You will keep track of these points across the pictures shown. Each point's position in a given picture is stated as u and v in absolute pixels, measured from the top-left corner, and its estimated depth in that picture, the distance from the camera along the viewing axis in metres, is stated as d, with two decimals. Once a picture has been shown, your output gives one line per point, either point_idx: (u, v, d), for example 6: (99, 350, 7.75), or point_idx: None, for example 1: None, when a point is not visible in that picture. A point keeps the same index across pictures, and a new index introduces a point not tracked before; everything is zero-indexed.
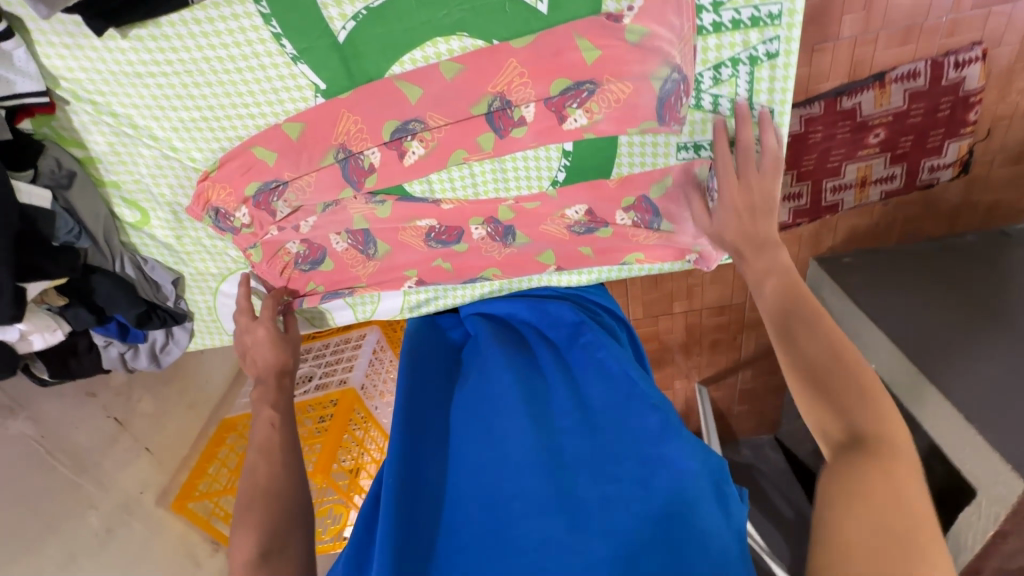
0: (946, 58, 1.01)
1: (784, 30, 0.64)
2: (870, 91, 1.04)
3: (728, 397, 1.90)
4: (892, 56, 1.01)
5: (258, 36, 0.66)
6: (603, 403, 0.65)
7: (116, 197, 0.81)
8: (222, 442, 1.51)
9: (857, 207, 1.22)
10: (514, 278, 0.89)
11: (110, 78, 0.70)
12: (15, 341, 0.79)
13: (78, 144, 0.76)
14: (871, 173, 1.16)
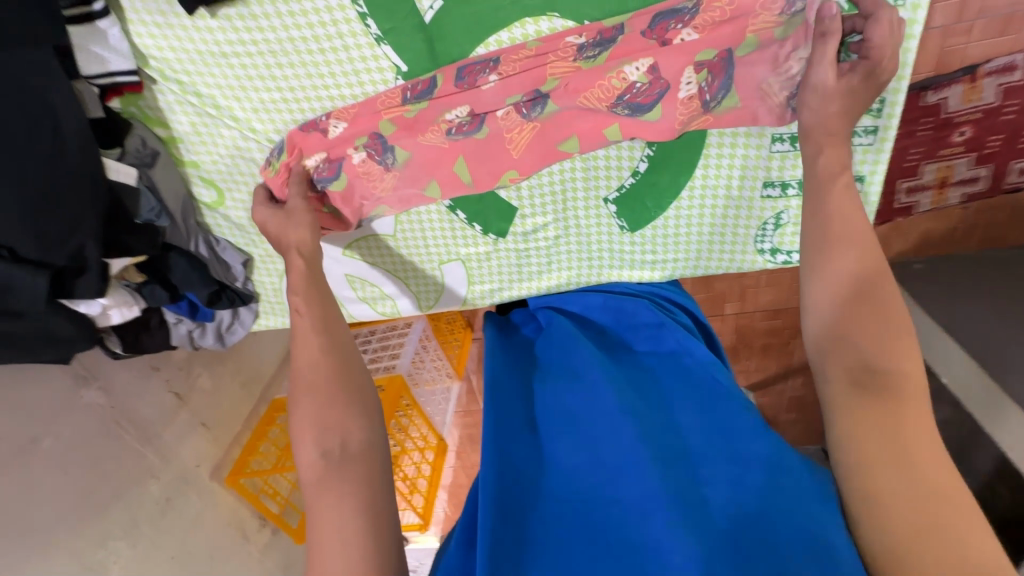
0: None
1: (907, 12, 0.58)
2: (958, 86, 0.99)
3: (778, 405, 1.82)
4: (987, 48, 0.96)
5: (345, 16, 0.65)
6: (694, 407, 0.62)
7: (195, 177, 0.82)
8: (272, 422, 1.55)
9: (932, 211, 1.16)
10: (587, 270, 0.85)
11: (197, 59, 0.70)
12: (96, 314, 0.82)
13: (162, 124, 0.77)
14: (953, 173, 1.08)
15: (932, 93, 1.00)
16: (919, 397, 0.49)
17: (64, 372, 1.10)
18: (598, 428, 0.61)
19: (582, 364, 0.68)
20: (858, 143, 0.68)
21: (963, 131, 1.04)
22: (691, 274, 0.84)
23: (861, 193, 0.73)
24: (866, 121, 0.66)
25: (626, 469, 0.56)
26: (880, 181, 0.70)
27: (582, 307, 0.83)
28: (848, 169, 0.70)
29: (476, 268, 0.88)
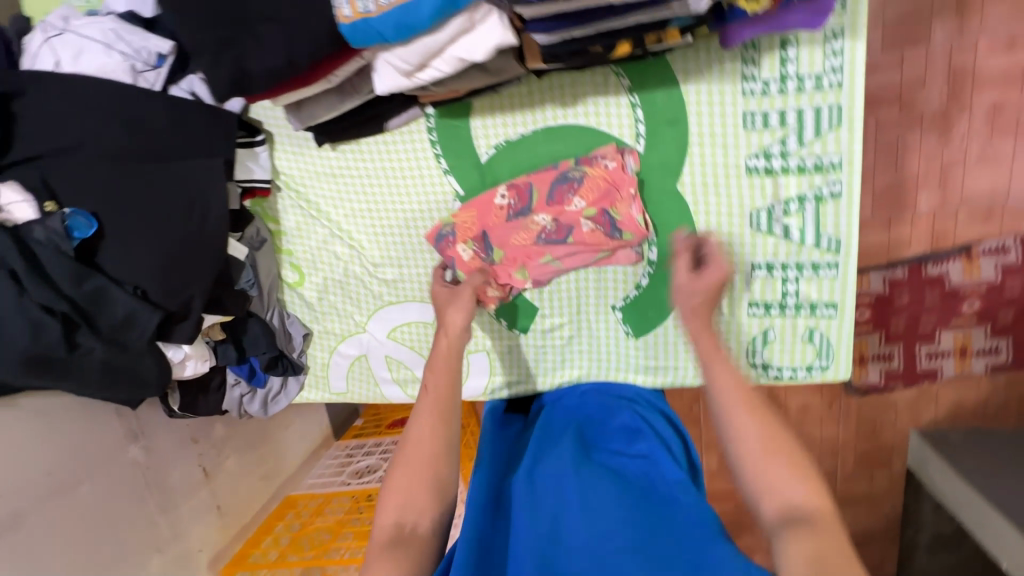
0: None
1: (845, 175, 0.77)
2: (957, 262, 1.26)
3: None
4: (981, 230, 1.25)
5: (425, 154, 0.90)
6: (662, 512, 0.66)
7: (286, 262, 1.04)
8: (280, 518, 1.59)
9: (958, 377, 1.35)
10: (597, 368, 0.95)
11: (314, 176, 0.96)
12: (176, 362, 0.98)
13: (274, 220, 1.01)
14: (972, 343, 1.31)
15: (932, 265, 1.27)
16: None
17: (122, 425, 1.22)
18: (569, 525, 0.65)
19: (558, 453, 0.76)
20: (825, 274, 0.82)
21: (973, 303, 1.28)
22: (690, 383, 0.92)
23: (837, 318, 0.83)
24: (827, 256, 0.81)
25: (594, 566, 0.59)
26: (850, 307, 0.82)
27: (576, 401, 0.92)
28: (820, 296, 0.83)
29: (499, 361, 0.99)
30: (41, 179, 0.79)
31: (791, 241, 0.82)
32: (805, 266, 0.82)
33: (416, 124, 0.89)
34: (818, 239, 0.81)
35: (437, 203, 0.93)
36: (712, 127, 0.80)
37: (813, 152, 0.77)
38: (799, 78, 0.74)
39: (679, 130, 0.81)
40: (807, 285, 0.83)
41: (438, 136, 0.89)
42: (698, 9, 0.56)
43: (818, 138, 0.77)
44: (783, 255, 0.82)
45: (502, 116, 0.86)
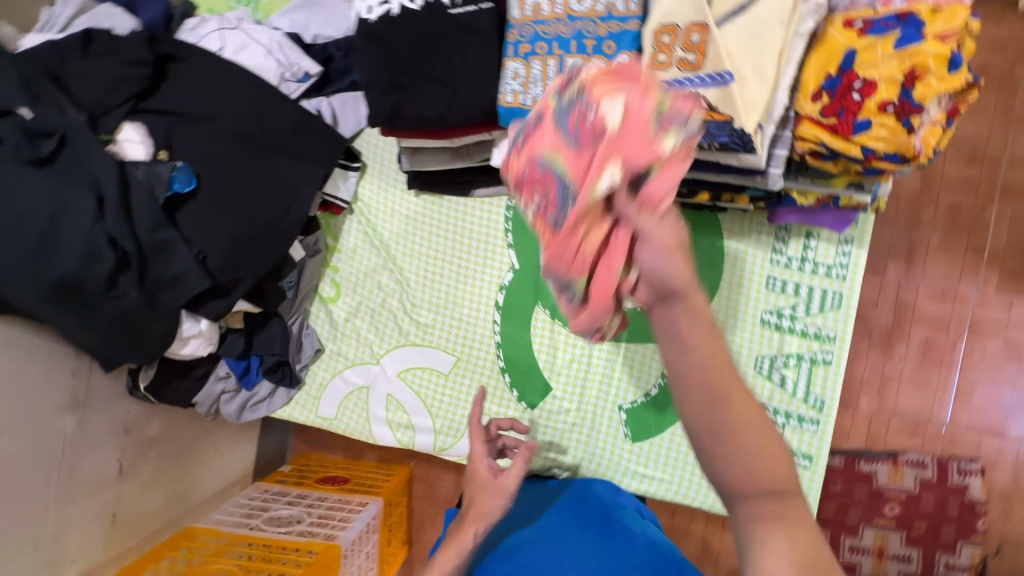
0: (950, 462, 1.28)
1: (838, 348, 0.93)
2: (884, 465, 1.31)
3: None
4: (904, 441, 1.32)
5: (496, 225, 1.02)
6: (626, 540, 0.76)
7: (327, 277, 1.08)
8: (169, 550, 1.37)
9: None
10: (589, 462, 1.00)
11: (389, 212, 1.06)
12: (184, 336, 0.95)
13: (334, 237, 1.07)
14: (889, 546, 1.29)
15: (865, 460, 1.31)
16: None
17: (68, 390, 1.13)
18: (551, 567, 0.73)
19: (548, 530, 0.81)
20: (807, 427, 0.94)
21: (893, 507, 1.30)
22: (669, 498, 0.98)
23: (810, 470, 0.94)
24: (812, 412, 0.93)
25: None
26: (824, 464, 0.93)
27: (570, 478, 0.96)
28: (800, 446, 0.94)
29: None
30: (162, 133, 0.85)
31: (785, 390, 0.94)
32: (792, 415, 0.94)
33: (498, 199, 1.01)
34: (806, 396, 0.93)
35: (492, 268, 1.03)
36: (739, 279, 0.96)
37: (816, 323, 0.93)
38: (816, 262, 0.93)
39: (714, 273, 0.97)
40: (791, 433, 0.94)
41: (513, 213, 1.01)
42: (773, 185, 0.73)
43: (821, 313, 0.93)
44: (775, 402, 0.95)
45: None
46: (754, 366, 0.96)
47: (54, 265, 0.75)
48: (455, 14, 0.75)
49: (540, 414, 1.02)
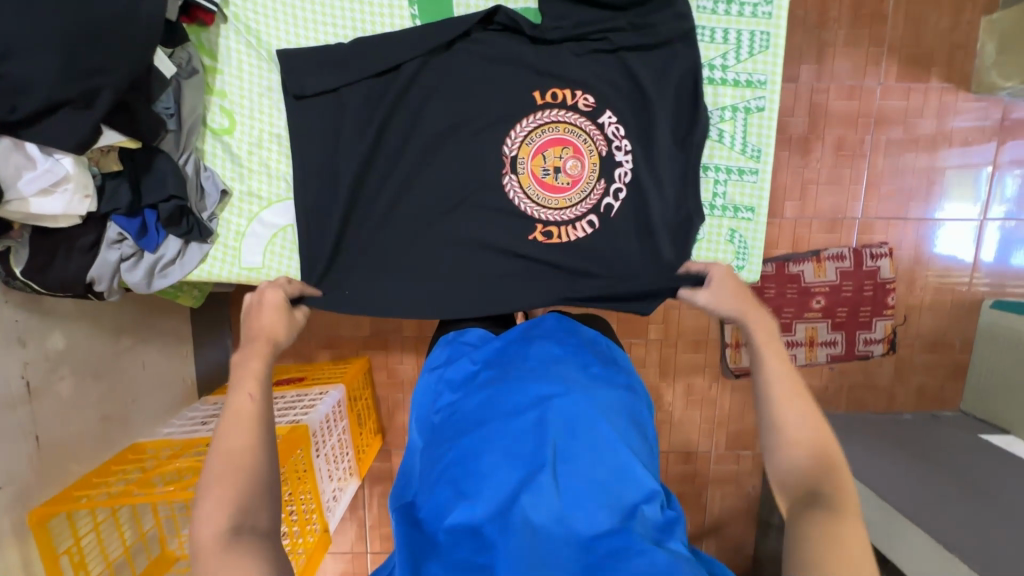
0: (865, 249, 1.86)
1: (769, 93, 0.91)
2: (810, 261, 1.86)
3: (699, 518, 2.06)
4: (822, 238, 1.87)
5: (400, 13, 0.90)
6: (556, 418, 0.81)
7: (215, 105, 0.91)
8: (104, 477, 1.22)
9: (809, 365, 1.95)
10: (545, 257, 0.98)
11: (271, 13, 0.89)
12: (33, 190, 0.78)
13: (211, 53, 0.90)
14: (819, 334, 1.91)
15: (794, 263, 1.85)
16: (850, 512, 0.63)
17: None
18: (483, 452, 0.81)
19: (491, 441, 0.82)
20: (747, 180, 0.94)
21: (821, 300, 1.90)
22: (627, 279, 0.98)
23: (753, 222, 0.96)
24: (750, 163, 0.93)
25: (491, 471, 0.78)
26: (765, 212, 0.95)
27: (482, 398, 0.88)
28: (742, 199, 0.95)
29: None
30: None
31: (723, 145, 0.93)
32: (732, 171, 0.94)
33: None
34: (744, 147, 0.93)
35: (413, 78, 0.91)
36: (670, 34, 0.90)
37: (747, 68, 0.90)
38: (741, 2, 0.88)
39: None
40: (733, 188, 0.94)
41: None
42: None
43: (751, 58, 0.90)
44: (715, 159, 0.93)
45: None
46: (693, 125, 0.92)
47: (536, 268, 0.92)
48: None
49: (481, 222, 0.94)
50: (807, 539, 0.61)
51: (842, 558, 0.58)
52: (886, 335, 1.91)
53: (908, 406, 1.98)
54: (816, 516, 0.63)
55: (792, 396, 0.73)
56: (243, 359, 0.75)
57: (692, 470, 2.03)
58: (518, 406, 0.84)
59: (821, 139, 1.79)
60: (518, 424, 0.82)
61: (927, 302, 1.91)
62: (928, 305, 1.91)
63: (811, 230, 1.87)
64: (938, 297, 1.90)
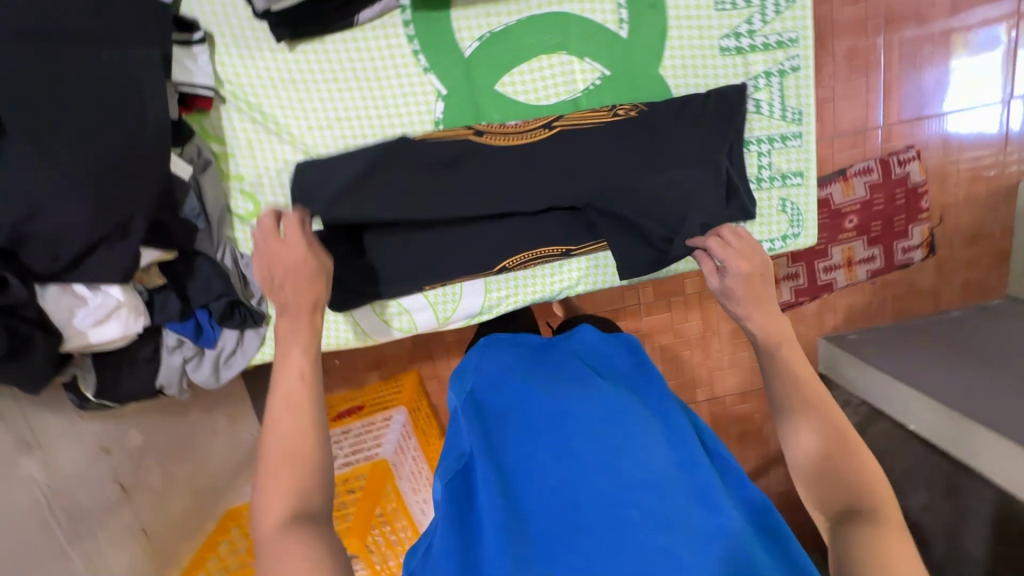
0: (892, 159, 1.80)
1: (802, 50, 0.86)
2: (838, 184, 1.81)
3: (763, 452, 2.11)
4: (847, 155, 1.81)
5: (401, 50, 0.84)
6: (648, 444, 0.56)
7: (235, 191, 0.88)
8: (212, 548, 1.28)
9: (849, 284, 1.92)
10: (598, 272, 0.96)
11: (268, 83, 0.84)
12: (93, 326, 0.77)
13: (218, 140, 0.86)
14: (856, 254, 1.88)
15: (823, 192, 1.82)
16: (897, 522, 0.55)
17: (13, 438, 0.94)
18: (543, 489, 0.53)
19: (537, 449, 0.56)
20: (792, 145, 0.90)
21: (853, 219, 1.85)
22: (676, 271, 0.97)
23: (804, 187, 0.92)
24: (793, 127, 0.89)
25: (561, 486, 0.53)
26: (815, 174, 0.91)
27: (511, 398, 0.63)
28: (790, 166, 0.91)
29: (495, 277, 0.94)
30: None
31: (762, 115, 0.88)
32: (774, 138, 0.89)
33: (389, 17, 0.83)
34: (784, 112, 0.88)
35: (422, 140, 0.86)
36: (688, 10, 0.84)
37: (775, 30, 0.85)
38: None
39: (659, 14, 0.84)
40: (778, 156, 0.90)
41: (416, 26, 0.83)
42: None
43: (778, 18, 0.85)
44: (758, 131, 0.89)
45: (485, 4, 0.83)
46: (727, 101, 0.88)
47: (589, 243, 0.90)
48: None
49: (527, 254, 0.90)
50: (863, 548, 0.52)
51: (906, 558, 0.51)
52: (924, 239, 1.88)
53: (955, 302, 1.96)
54: (858, 525, 0.55)
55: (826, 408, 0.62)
56: (292, 328, 0.67)
57: (750, 409, 2.06)
58: (566, 408, 0.60)
59: (830, 52, 1.70)
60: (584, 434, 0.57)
61: (962, 196, 1.88)
62: (962, 200, 1.88)
63: (832, 150, 1.80)
64: (973, 187, 1.87)
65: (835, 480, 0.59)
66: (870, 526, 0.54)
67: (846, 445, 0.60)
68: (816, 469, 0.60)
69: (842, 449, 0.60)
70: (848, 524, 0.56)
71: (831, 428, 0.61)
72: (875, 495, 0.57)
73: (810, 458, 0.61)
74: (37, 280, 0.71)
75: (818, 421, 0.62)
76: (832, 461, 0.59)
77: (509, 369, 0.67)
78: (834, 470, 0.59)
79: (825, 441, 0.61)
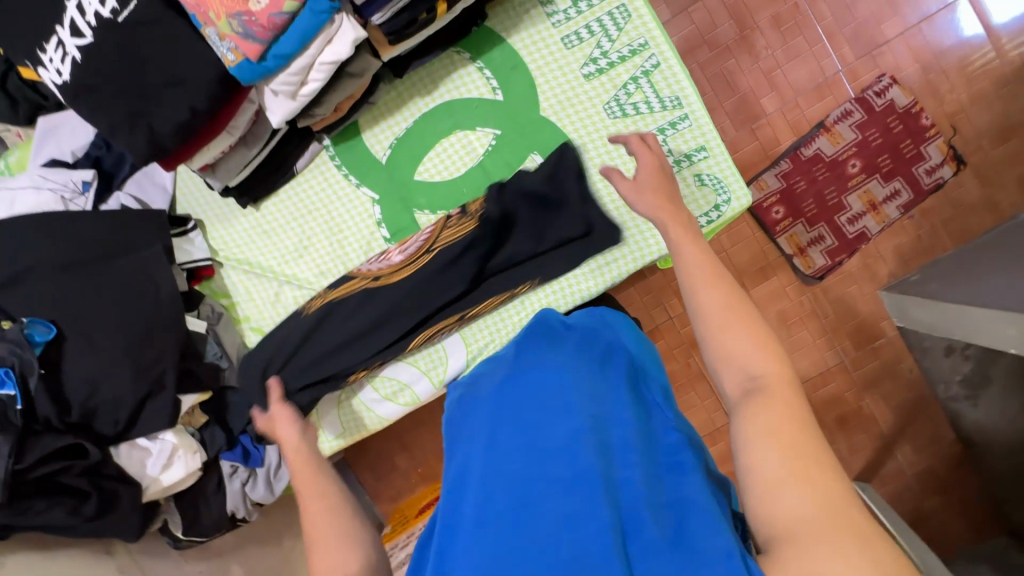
0: (866, 92, 1.57)
1: (656, 49, 0.96)
2: (821, 137, 1.60)
3: None
4: (819, 108, 1.60)
5: (334, 177, 1.03)
6: (569, 404, 0.62)
7: (247, 330, 1.08)
8: None
9: (885, 229, 1.60)
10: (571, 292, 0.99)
11: (248, 239, 1.06)
12: (161, 469, 0.95)
13: (225, 295, 1.08)
14: (875, 194, 1.59)
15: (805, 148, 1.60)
16: (790, 393, 0.58)
17: None
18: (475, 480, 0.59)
19: (480, 440, 0.64)
20: (683, 126, 0.96)
21: (854, 162, 1.60)
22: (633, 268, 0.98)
23: (712, 156, 0.96)
24: (677, 112, 0.96)
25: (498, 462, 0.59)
26: (717, 142, 0.95)
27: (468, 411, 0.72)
28: (690, 144, 0.96)
29: (470, 329, 1.02)
30: None
31: (643, 112, 0.96)
32: (665, 127, 0.96)
33: (319, 157, 1.03)
34: (663, 103, 0.96)
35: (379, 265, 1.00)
36: (543, 59, 0.98)
37: (624, 43, 0.96)
38: None
39: (522, 71, 0.98)
40: (676, 140, 0.96)
41: (339, 156, 1.03)
42: None
43: (622, 33, 0.96)
44: (646, 127, 0.96)
45: (386, 119, 1.02)
46: (608, 112, 0.97)
47: (536, 274, 0.98)
48: (122, 18, 0.76)
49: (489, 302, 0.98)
50: (756, 419, 0.56)
51: (794, 429, 0.54)
52: (944, 153, 1.57)
53: (1023, 204, 1.57)
54: (752, 397, 0.58)
55: (730, 318, 0.65)
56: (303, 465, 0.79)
57: None
58: (501, 398, 0.67)
59: (757, 28, 1.58)
60: (516, 413, 0.64)
61: (971, 97, 1.56)
62: (971, 102, 1.56)
63: (801, 109, 1.60)
64: (979, 81, 1.55)
65: (734, 363, 0.63)
66: (762, 398, 0.58)
67: (745, 321, 0.64)
68: (721, 352, 0.64)
69: (746, 332, 0.64)
70: (747, 396, 0.59)
71: (729, 309, 0.65)
72: (772, 371, 0.60)
73: (714, 334, 0.65)
74: (110, 443, 0.91)
75: (719, 308, 0.66)
76: (732, 344, 0.64)
77: (471, 381, 0.78)
78: (732, 350, 0.63)
79: (723, 322, 0.65)
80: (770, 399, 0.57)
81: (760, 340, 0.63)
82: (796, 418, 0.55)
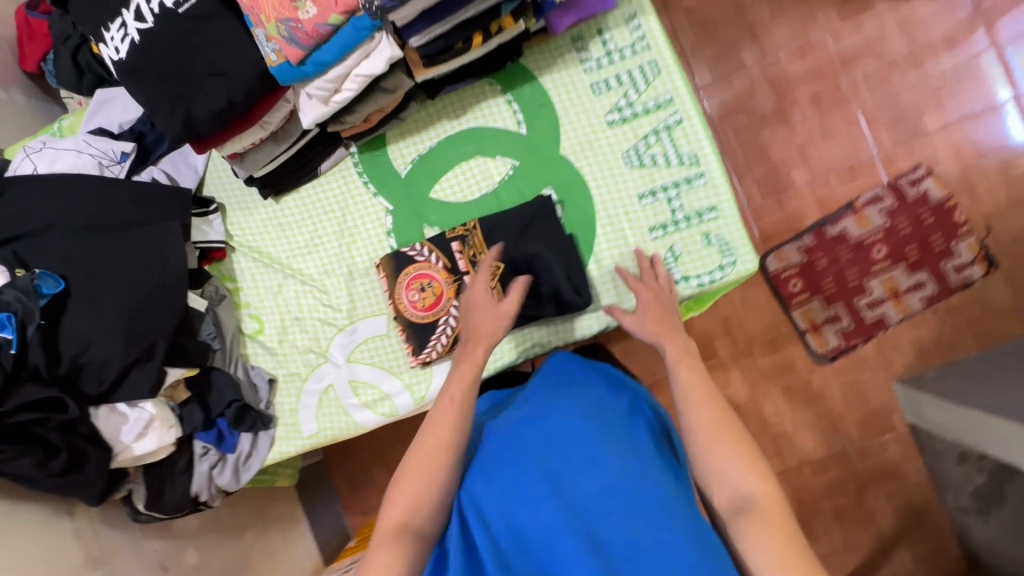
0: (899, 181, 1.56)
1: (680, 106, 0.98)
2: (849, 218, 1.58)
3: None
4: (851, 189, 1.59)
5: (354, 183, 1.07)
6: (595, 460, 0.67)
7: (246, 315, 1.11)
8: None
9: (905, 320, 1.55)
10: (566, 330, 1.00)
11: (264, 229, 1.10)
12: (134, 438, 0.96)
13: (232, 279, 1.11)
14: (899, 283, 1.55)
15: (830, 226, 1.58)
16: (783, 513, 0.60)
17: (82, 551, 1.11)
18: (507, 525, 0.64)
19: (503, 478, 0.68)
20: (697, 184, 0.97)
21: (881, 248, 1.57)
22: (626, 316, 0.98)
23: (722, 217, 0.96)
24: (693, 169, 0.97)
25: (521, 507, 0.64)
26: (729, 205, 0.95)
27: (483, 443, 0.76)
28: (702, 202, 0.97)
29: (459, 352, 1.02)
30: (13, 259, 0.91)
31: (659, 165, 0.98)
32: (679, 182, 0.97)
33: (343, 162, 1.08)
34: (680, 159, 0.97)
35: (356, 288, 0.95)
36: (569, 101, 1.01)
37: (650, 97, 0.98)
38: (618, 49, 0.99)
39: (548, 108, 1.01)
40: (688, 197, 0.97)
41: (362, 164, 1.07)
42: None
43: (649, 87, 0.98)
44: (661, 179, 0.98)
45: (412, 136, 1.06)
46: (626, 161, 0.99)
47: (531, 306, 0.98)
48: (182, 10, 0.83)
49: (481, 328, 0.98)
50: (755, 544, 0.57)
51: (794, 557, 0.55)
52: (975, 252, 1.53)
53: None
54: (744, 523, 0.60)
55: (718, 431, 0.67)
56: None
57: None
58: (523, 441, 0.72)
59: (796, 103, 1.59)
60: (539, 459, 0.68)
61: (1007, 200, 1.53)
62: (1011, 204, 1.53)
63: (832, 186, 1.60)
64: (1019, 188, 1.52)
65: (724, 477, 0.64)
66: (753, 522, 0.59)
67: (733, 439, 0.66)
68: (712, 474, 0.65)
69: (731, 450, 0.66)
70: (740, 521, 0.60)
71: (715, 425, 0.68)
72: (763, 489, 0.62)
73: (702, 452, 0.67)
74: (91, 403, 0.93)
75: (706, 424, 0.68)
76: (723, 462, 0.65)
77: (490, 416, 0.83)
78: (724, 468, 0.64)
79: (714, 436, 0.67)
80: (766, 524, 0.58)
81: (744, 457, 0.65)
82: (792, 541, 0.57)
